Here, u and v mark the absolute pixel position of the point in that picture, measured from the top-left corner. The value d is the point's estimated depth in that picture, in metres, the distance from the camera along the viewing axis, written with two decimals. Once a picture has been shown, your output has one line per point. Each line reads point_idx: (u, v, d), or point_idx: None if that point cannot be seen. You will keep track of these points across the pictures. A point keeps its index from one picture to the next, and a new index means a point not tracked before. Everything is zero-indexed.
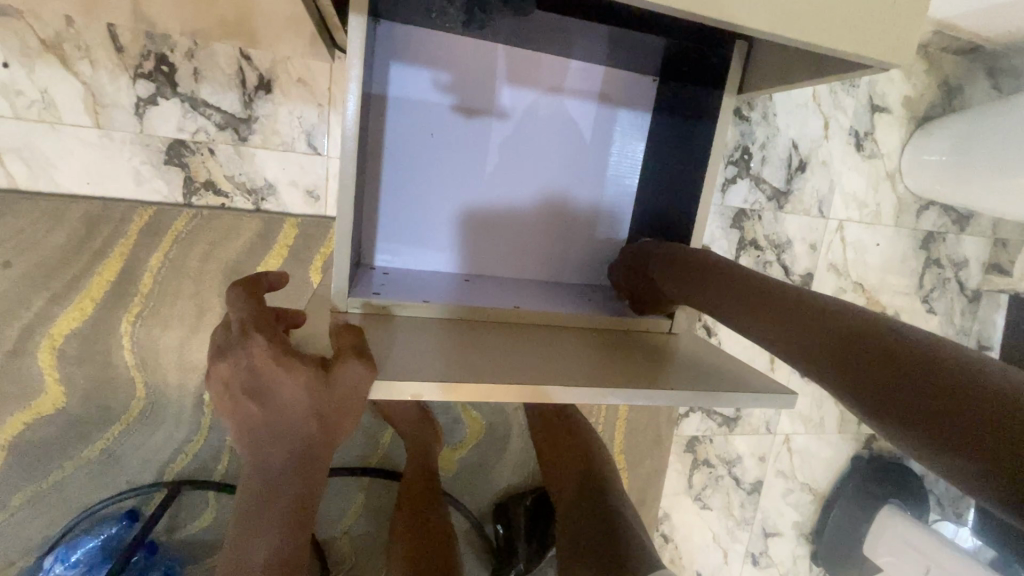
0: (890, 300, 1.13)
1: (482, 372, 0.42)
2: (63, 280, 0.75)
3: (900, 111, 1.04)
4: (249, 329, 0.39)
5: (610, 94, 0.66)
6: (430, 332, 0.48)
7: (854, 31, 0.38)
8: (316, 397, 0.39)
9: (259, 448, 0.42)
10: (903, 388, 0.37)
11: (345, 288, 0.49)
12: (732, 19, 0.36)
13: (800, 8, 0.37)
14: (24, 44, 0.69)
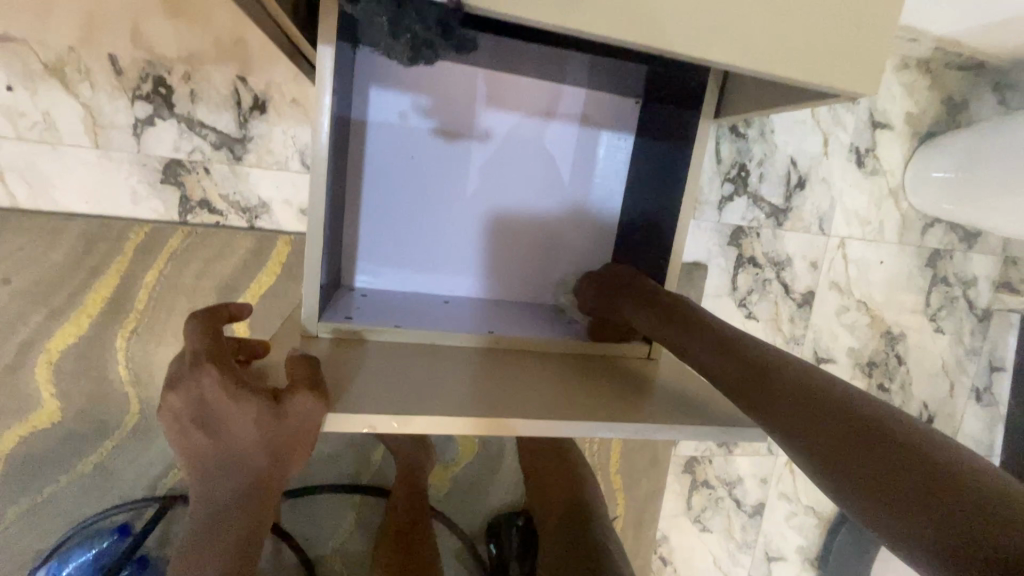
0: (894, 318, 1.11)
1: (440, 400, 0.41)
2: (60, 296, 0.76)
3: (902, 127, 1.02)
4: (201, 359, 0.39)
5: (593, 116, 0.66)
6: (396, 357, 0.48)
7: (812, 61, 0.38)
8: (268, 430, 0.39)
9: (204, 482, 0.41)
10: (892, 479, 0.35)
11: (316, 312, 0.49)
12: (689, 51, 0.36)
13: (752, 37, 0.36)
14: (26, 68, 0.71)
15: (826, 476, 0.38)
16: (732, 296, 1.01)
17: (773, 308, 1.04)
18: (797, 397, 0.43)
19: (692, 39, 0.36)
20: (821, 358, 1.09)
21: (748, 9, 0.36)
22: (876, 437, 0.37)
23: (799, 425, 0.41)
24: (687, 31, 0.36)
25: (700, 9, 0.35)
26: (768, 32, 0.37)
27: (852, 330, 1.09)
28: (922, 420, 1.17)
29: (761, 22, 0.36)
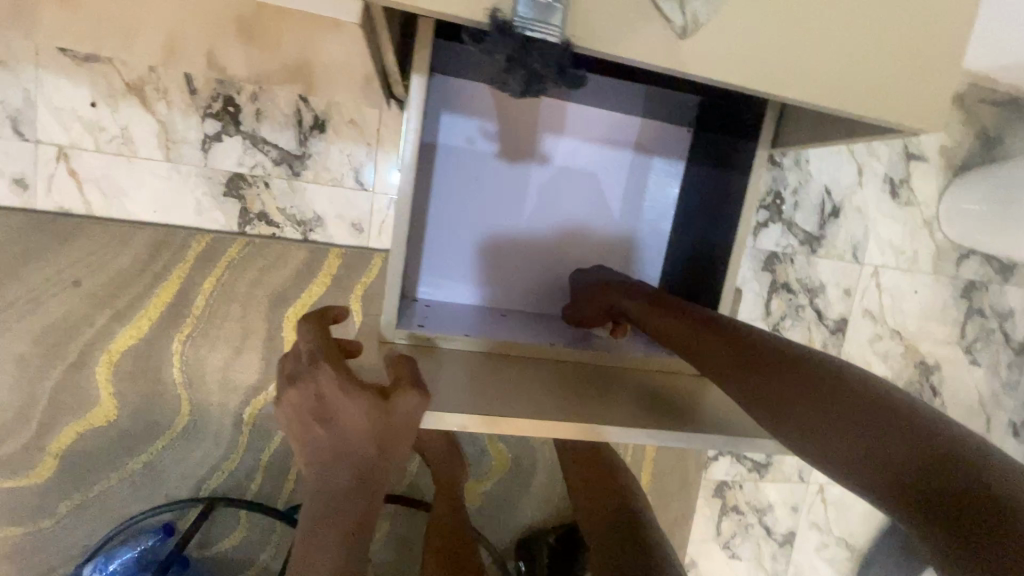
0: (929, 348, 1.10)
1: (518, 404, 0.46)
2: (124, 300, 0.80)
3: (936, 159, 1.03)
4: (318, 356, 0.43)
5: (648, 143, 0.69)
6: (468, 364, 0.52)
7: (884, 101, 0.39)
8: (377, 423, 0.41)
9: (321, 472, 0.44)
10: (876, 449, 0.38)
11: (394, 320, 0.53)
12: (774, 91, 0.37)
13: (832, 78, 0.38)
14: (111, 87, 0.76)
15: (818, 454, 0.42)
16: (766, 320, 1.02)
17: (807, 333, 1.04)
18: (785, 381, 0.46)
19: (778, 81, 0.37)
20: None
21: (831, 52, 0.37)
22: (858, 412, 0.41)
23: (788, 408, 0.45)
24: (773, 70, 0.37)
25: (788, 52, 0.37)
26: (848, 74, 0.38)
27: (886, 359, 1.09)
28: None
29: (839, 64, 0.38)
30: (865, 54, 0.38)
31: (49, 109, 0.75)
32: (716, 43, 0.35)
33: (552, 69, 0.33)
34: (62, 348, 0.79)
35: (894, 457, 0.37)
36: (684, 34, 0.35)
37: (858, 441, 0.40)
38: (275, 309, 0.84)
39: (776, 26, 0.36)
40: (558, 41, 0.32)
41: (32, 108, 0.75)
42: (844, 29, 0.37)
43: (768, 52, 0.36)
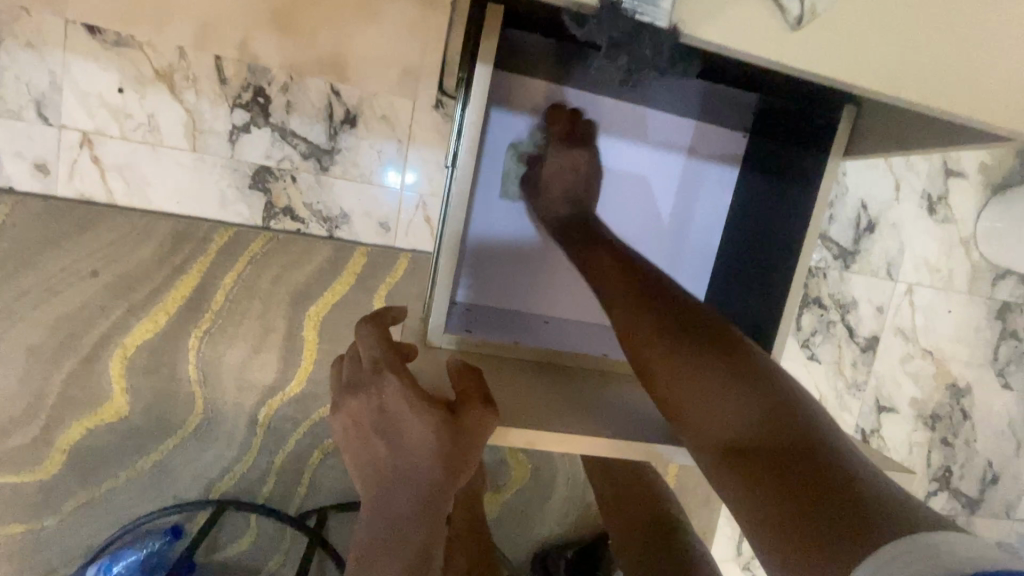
0: (961, 369, 1.07)
1: (576, 420, 0.46)
2: (142, 292, 0.77)
3: (975, 176, 1.01)
4: (381, 367, 0.42)
5: (701, 149, 0.66)
6: (516, 375, 0.52)
7: (1003, 103, 0.35)
8: (443, 440, 0.40)
9: (380, 490, 0.43)
10: (758, 452, 0.40)
11: (440, 324, 0.53)
12: (894, 93, 0.33)
13: (952, 77, 0.34)
14: (138, 73, 0.74)
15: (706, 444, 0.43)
16: (796, 335, 0.99)
17: (836, 350, 1.01)
18: (697, 365, 0.46)
19: (893, 80, 0.33)
20: (883, 406, 1.06)
21: (958, 49, 0.34)
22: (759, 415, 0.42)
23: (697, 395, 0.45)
24: (890, 68, 0.33)
25: (911, 49, 0.33)
26: (974, 74, 0.34)
27: (916, 379, 1.06)
28: (985, 479, 1.12)
29: (960, 62, 0.34)
30: (996, 52, 0.34)
31: (73, 94, 0.73)
32: (833, 35, 0.32)
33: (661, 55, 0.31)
34: (76, 341, 0.76)
35: (772, 463, 0.39)
36: (799, 23, 0.31)
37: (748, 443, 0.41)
38: (296, 307, 0.81)
39: (900, 18, 0.32)
40: (665, 25, 0.30)
41: (56, 91, 0.72)
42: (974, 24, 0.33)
43: (885, 48, 0.33)
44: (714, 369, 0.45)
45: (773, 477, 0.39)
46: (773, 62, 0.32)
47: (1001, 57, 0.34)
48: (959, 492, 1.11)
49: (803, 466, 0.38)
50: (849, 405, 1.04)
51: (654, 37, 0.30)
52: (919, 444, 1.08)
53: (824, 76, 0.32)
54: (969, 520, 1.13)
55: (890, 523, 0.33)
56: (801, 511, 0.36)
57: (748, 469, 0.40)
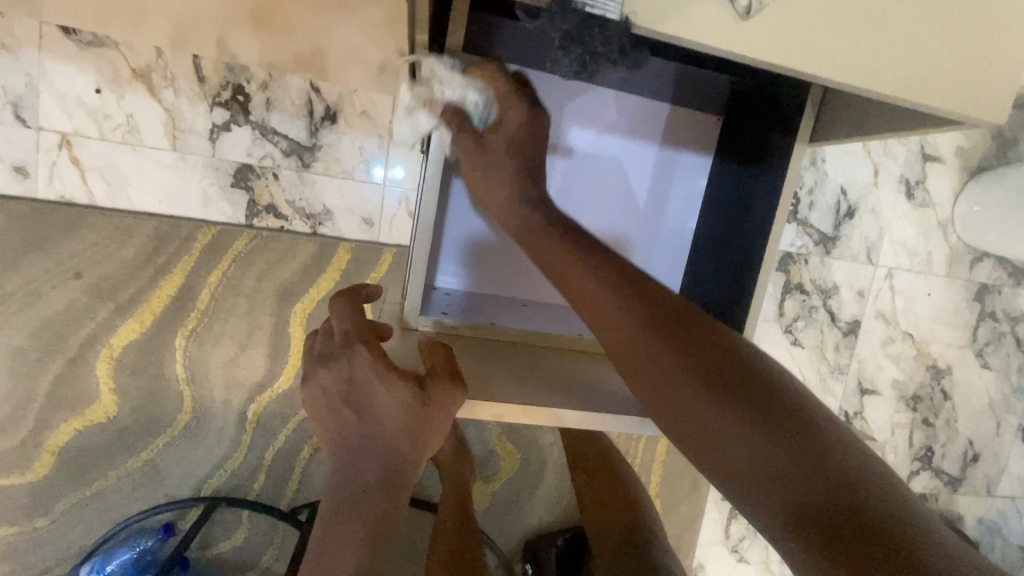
0: (940, 351, 1.10)
1: (546, 393, 0.47)
2: (126, 293, 0.77)
3: (952, 161, 1.02)
4: (352, 341, 0.43)
5: (674, 137, 0.67)
6: (491, 354, 0.54)
7: (953, 90, 0.36)
8: (410, 410, 0.42)
9: (349, 455, 0.45)
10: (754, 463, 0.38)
11: (417, 307, 0.55)
12: (842, 80, 0.34)
13: (901, 65, 0.35)
14: (116, 73, 0.74)
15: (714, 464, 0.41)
16: (779, 321, 1.01)
17: (819, 335, 1.03)
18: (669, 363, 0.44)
19: (843, 68, 0.34)
20: (865, 389, 1.08)
21: (907, 35, 0.34)
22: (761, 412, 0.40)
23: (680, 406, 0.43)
24: (840, 56, 0.34)
25: (861, 36, 0.34)
26: (926, 60, 0.35)
27: (897, 362, 1.08)
28: (966, 458, 1.15)
29: (909, 49, 0.35)
30: (946, 39, 0.35)
31: (51, 95, 0.73)
32: (784, 24, 0.33)
33: (611, 47, 0.32)
34: (62, 342, 0.76)
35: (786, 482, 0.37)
36: (749, 13, 0.32)
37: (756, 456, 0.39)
38: (282, 305, 0.82)
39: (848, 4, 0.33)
40: (617, 18, 0.31)
41: (33, 92, 0.72)
42: (924, 9, 0.34)
43: (834, 35, 0.33)
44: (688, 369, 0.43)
45: (794, 497, 0.36)
46: (724, 52, 0.33)
47: (950, 43, 0.35)
48: (941, 472, 1.14)
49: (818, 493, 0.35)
50: (831, 388, 1.06)
51: (604, 29, 0.31)
52: (901, 425, 1.11)
53: (775, 64, 0.33)
54: (952, 498, 1.15)
55: (946, 564, 0.31)
56: (827, 533, 0.34)
57: (763, 496, 0.38)
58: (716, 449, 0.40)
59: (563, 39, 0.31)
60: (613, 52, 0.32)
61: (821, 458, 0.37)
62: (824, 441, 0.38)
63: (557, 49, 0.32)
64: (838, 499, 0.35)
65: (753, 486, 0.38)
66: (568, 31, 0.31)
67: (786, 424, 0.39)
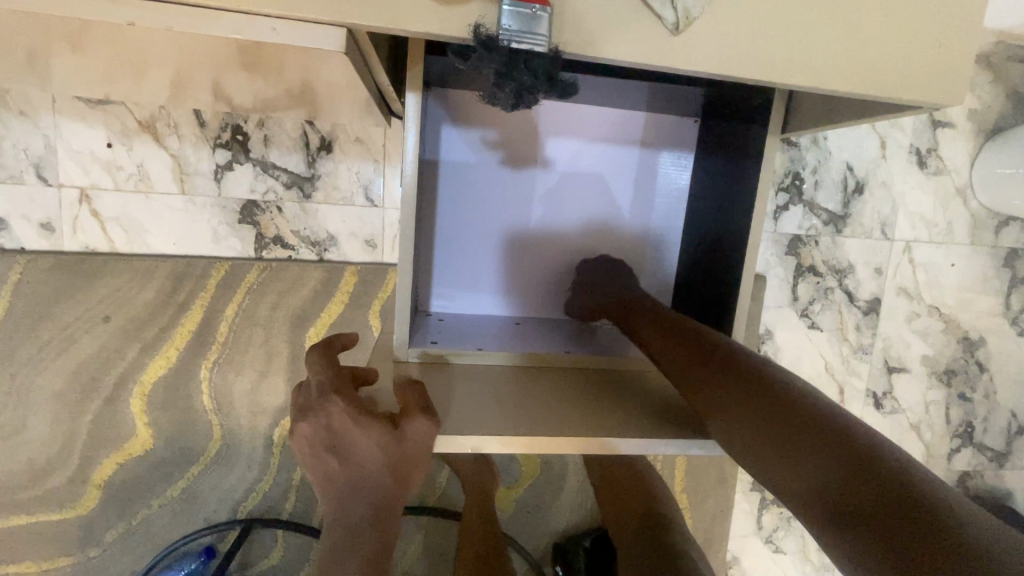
0: (972, 322, 1.05)
1: (533, 420, 0.45)
2: (152, 332, 0.82)
3: (965, 124, 0.98)
4: (327, 391, 0.44)
5: (654, 139, 0.68)
6: (480, 380, 0.52)
7: (900, 75, 0.37)
8: (389, 451, 0.43)
9: (338, 499, 0.46)
10: (823, 481, 0.40)
11: (405, 339, 0.54)
12: (775, 81, 0.36)
13: (844, 56, 0.36)
14: (124, 126, 0.78)
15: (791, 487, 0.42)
16: (794, 305, 0.99)
17: (838, 316, 1.01)
18: (730, 387, 0.48)
19: (778, 66, 0.35)
20: (893, 367, 1.05)
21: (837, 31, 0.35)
22: (827, 434, 0.42)
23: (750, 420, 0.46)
24: (777, 57, 0.35)
25: (796, 32, 0.35)
26: (866, 47, 0.36)
27: (925, 337, 1.04)
28: (1010, 431, 1.11)
29: (850, 41, 0.36)
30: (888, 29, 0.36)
31: (68, 154, 0.78)
32: (712, 34, 0.34)
33: (540, 79, 0.33)
34: (97, 383, 0.81)
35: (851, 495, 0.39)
36: (678, 27, 0.34)
37: (829, 478, 0.40)
38: (296, 331, 0.85)
39: (780, 7, 0.35)
40: (546, 49, 0.33)
41: (51, 153, 0.77)
42: (860, 4, 0.35)
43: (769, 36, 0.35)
44: (756, 390, 0.47)
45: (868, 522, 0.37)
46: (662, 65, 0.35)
47: (894, 31, 0.36)
48: (983, 447, 1.10)
49: (899, 525, 0.36)
50: (857, 369, 1.03)
51: (529, 62, 0.33)
52: (936, 402, 1.07)
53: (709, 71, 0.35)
54: (998, 473, 1.12)
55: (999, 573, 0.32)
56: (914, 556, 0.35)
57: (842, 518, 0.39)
58: (782, 461, 0.43)
59: (494, 75, 0.33)
60: (542, 84, 0.33)
61: (900, 484, 0.38)
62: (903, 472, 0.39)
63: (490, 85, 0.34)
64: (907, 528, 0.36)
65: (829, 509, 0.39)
66: (497, 68, 0.33)
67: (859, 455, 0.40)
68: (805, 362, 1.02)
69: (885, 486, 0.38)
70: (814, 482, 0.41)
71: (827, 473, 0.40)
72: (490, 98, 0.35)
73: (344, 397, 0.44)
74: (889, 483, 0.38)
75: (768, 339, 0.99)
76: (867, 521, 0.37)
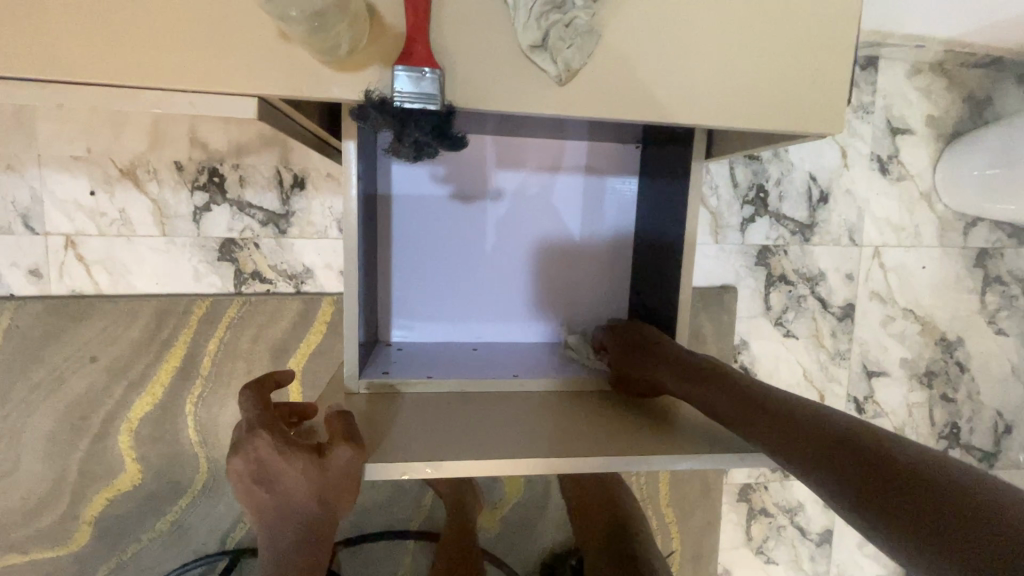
0: (948, 323, 1.06)
1: (462, 446, 0.48)
2: (137, 369, 0.85)
3: (925, 130, 1.00)
4: (255, 426, 0.46)
5: (598, 167, 0.71)
6: (423, 408, 0.55)
7: (773, 107, 0.44)
8: (315, 479, 0.45)
9: (270, 528, 0.48)
10: (829, 468, 0.43)
11: (354, 370, 0.57)
12: (660, 116, 0.43)
13: (720, 94, 0.43)
14: (106, 174, 0.82)
15: (811, 476, 0.44)
16: (767, 316, 1.00)
17: (812, 324, 1.02)
18: (746, 404, 0.51)
19: (659, 104, 0.43)
20: (872, 372, 1.05)
21: (700, 74, 0.43)
22: (828, 431, 0.46)
23: (765, 429, 0.49)
24: (658, 97, 0.43)
25: (675, 75, 0.43)
26: (740, 85, 0.44)
27: (902, 340, 1.05)
28: (996, 431, 1.11)
29: (725, 81, 0.43)
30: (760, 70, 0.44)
31: (53, 203, 0.82)
32: (595, 80, 0.42)
33: (428, 135, 0.41)
34: (86, 421, 0.84)
35: (858, 477, 0.42)
36: (561, 80, 0.42)
37: (839, 464, 0.43)
38: (277, 362, 0.88)
39: (657, 59, 0.42)
40: (439, 107, 0.41)
41: (38, 203, 0.81)
42: (732, 52, 0.43)
43: (650, 83, 0.43)
44: (761, 402, 0.51)
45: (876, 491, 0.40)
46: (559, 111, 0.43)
47: (765, 71, 0.44)
48: (971, 448, 1.10)
49: (903, 492, 0.39)
50: (835, 375, 1.04)
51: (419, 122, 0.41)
52: (919, 404, 1.07)
53: (595, 114, 0.43)
54: (988, 473, 1.12)
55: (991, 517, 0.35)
56: (920, 522, 0.37)
57: (854, 495, 0.41)
58: (797, 455, 0.46)
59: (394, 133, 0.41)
60: (431, 139, 0.42)
61: (892, 458, 0.41)
62: (892, 447, 0.42)
63: (394, 139, 0.43)
64: (906, 492, 0.39)
65: (844, 494, 0.42)
66: (395, 127, 0.41)
67: (855, 439, 0.44)
68: (782, 372, 1.03)
69: (884, 462, 0.41)
70: (820, 471, 0.44)
71: (832, 456, 0.44)
72: (394, 151, 0.43)
73: (272, 431, 0.46)
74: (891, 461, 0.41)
75: (744, 349, 1.00)
76: (879, 496, 0.40)
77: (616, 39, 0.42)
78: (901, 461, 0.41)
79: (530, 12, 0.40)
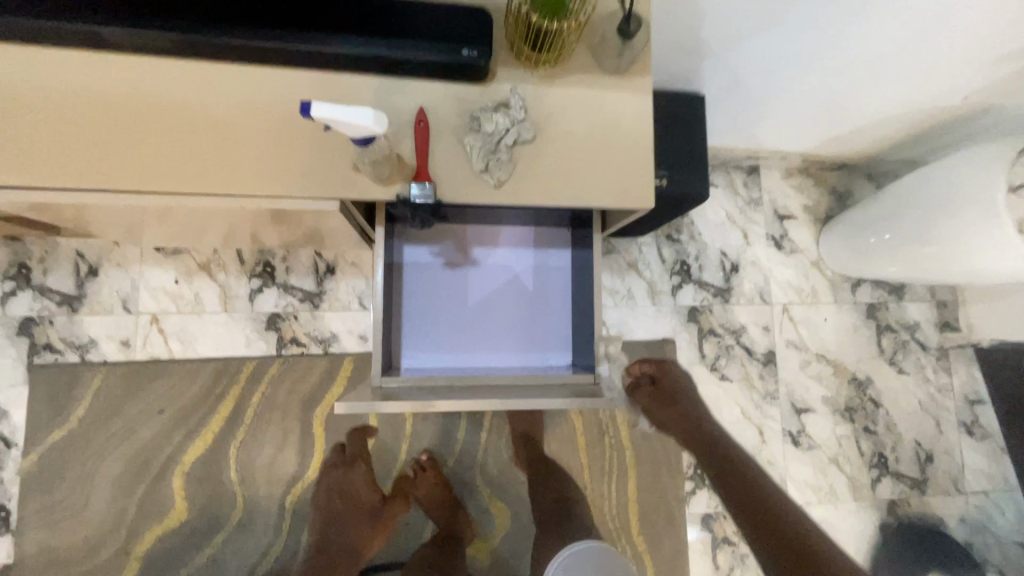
0: (856, 365, 1.29)
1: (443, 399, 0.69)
2: (193, 420, 1.06)
3: (804, 216, 1.32)
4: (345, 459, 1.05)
5: (548, 242, 1.00)
6: (421, 391, 0.77)
7: (626, 193, 0.70)
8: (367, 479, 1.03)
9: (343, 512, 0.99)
10: (752, 504, 0.85)
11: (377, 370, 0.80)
12: (557, 201, 0.69)
13: (591, 188, 0.69)
14: (188, 268, 1.11)
15: (737, 507, 0.87)
16: (703, 361, 1.23)
17: (742, 368, 1.25)
18: (738, 475, 0.90)
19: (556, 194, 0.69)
20: (800, 408, 1.26)
21: (579, 176, 0.69)
22: (764, 490, 0.87)
23: (739, 486, 0.88)
24: (556, 191, 0.69)
25: (565, 179, 0.69)
26: (603, 181, 0.69)
27: (820, 380, 1.27)
28: (920, 459, 1.28)
29: (594, 180, 0.69)
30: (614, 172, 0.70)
31: (147, 290, 1.09)
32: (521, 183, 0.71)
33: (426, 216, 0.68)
34: (149, 464, 1.03)
35: (755, 509, 0.85)
36: (497, 184, 0.67)
37: (756, 504, 0.86)
38: (306, 410, 1.09)
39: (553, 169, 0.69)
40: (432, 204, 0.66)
41: (135, 291, 1.08)
42: (596, 163, 0.70)
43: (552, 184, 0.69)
44: (746, 478, 0.89)
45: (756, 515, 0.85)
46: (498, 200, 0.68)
47: (617, 173, 0.70)
48: (901, 475, 1.27)
49: (765, 517, 0.84)
50: (769, 412, 1.24)
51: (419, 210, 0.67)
52: (846, 436, 1.26)
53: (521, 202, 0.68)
54: (922, 499, 1.27)
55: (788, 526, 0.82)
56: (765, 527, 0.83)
57: (749, 514, 0.85)
58: (740, 497, 0.87)
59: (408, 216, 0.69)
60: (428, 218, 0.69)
61: (773, 502, 0.86)
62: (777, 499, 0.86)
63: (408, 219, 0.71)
64: (766, 518, 0.84)
65: (744, 515, 0.86)
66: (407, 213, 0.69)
67: (768, 497, 0.86)
68: (724, 409, 1.23)
69: (769, 504, 0.85)
70: (744, 503, 0.86)
71: (752, 499, 0.86)
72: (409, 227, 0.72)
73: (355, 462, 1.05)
74: (773, 504, 0.85)
75: None
76: (759, 516, 0.84)
77: (529, 162, 0.69)
78: (775, 504, 0.86)
79: (479, 151, 0.66)
